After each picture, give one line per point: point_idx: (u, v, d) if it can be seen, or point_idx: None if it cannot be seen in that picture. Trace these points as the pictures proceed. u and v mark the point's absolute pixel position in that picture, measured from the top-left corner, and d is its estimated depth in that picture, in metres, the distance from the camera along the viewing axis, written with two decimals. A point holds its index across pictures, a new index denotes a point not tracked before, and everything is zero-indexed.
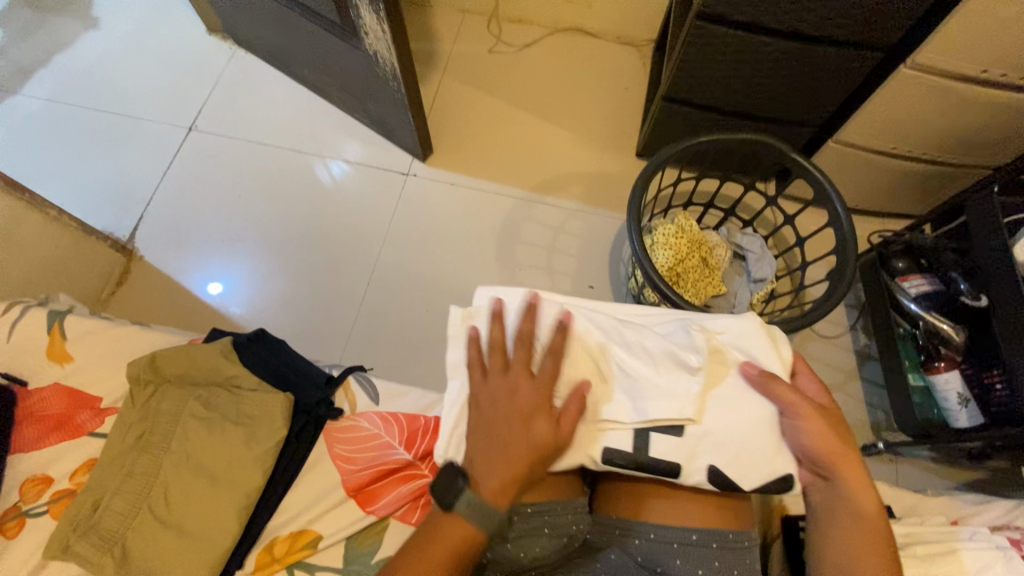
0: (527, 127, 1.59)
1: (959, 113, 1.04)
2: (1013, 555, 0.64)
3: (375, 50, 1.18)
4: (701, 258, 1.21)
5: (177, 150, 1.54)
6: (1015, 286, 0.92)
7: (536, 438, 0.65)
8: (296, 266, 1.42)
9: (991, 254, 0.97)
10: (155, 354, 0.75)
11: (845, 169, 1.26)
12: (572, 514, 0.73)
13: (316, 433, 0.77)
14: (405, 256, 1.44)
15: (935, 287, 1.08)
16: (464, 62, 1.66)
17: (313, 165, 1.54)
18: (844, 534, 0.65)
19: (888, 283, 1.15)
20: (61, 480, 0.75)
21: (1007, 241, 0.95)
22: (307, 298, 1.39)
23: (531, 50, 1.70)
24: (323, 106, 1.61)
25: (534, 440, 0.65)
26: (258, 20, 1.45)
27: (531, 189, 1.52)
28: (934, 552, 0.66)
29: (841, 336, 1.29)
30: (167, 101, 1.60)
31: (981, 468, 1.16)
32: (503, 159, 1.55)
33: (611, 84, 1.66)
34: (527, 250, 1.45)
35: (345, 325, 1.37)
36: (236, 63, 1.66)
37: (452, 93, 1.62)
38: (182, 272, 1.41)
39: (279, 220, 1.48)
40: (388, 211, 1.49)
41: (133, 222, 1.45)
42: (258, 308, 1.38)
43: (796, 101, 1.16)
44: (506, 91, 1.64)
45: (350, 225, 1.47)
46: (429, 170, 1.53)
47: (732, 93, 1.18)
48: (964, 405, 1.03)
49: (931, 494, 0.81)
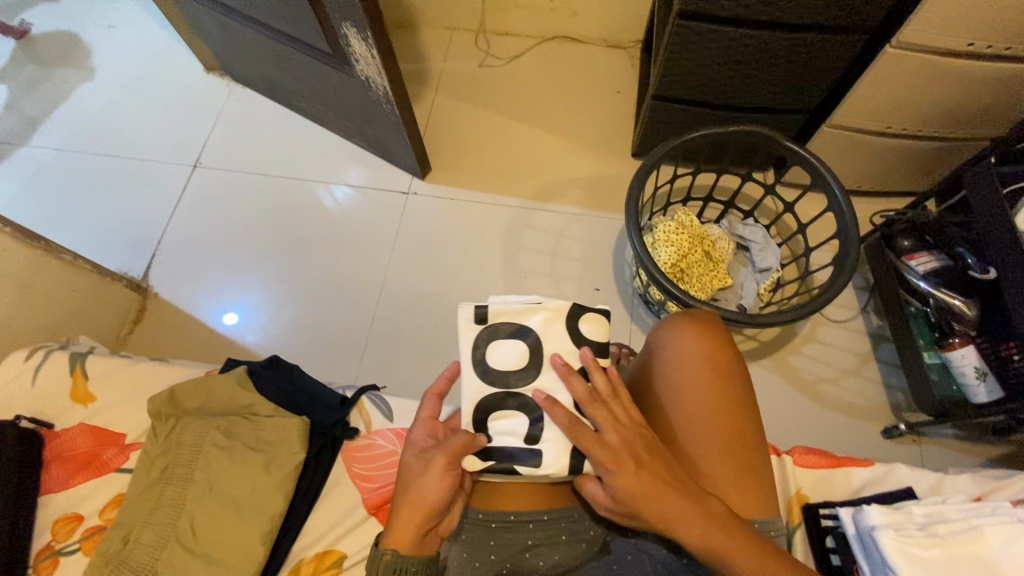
0: (522, 137, 1.61)
1: (949, 88, 1.04)
2: None
3: (367, 76, 1.21)
4: (704, 252, 1.21)
5: (183, 188, 1.58)
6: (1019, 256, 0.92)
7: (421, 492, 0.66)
8: (307, 292, 1.45)
9: (994, 226, 0.96)
10: (174, 388, 0.78)
11: (842, 152, 1.26)
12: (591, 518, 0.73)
13: (334, 455, 0.78)
14: (411, 273, 1.46)
15: (942, 263, 1.08)
16: (455, 79, 1.69)
17: (317, 192, 1.57)
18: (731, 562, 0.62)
19: (896, 262, 1.14)
20: (92, 517, 0.77)
21: (1008, 211, 0.95)
22: (318, 323, 1.41)
23: (521, 61, 1.72)
24: (321, 134, 1.64)
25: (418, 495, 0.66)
26: (253, 57, 1.49)
27: (530, 197, 1.53)
28: (956, 531, 0.64)
29: (853, 319, 1.28)
30: (170, 140, 1.64)
31: (1007, 442, 1.15)
32: (501, 170, 1.57)
33: (602, 87, 1.68)
34: (531, 258, 1.46)
35: (357, 346, 1.39)
36: (234, 98, 1.70)
37: (446, 110, 1.65)
38: (196, 306, 1.44)
39: (286, 248, 1.50)
40: (391, 230, 1.51)
41: (146, 260, 1.49)
42: (272, 336, 1.40)
43: (785, 91, 1.17)
44: (499, 104, 1.66)
45: (355, 247, 1.50)
46: (428, 187, 1.56)
47: (721, 87, 1.19)
48: (981, 379, 1.02)
49: (952, 472, 0.80)
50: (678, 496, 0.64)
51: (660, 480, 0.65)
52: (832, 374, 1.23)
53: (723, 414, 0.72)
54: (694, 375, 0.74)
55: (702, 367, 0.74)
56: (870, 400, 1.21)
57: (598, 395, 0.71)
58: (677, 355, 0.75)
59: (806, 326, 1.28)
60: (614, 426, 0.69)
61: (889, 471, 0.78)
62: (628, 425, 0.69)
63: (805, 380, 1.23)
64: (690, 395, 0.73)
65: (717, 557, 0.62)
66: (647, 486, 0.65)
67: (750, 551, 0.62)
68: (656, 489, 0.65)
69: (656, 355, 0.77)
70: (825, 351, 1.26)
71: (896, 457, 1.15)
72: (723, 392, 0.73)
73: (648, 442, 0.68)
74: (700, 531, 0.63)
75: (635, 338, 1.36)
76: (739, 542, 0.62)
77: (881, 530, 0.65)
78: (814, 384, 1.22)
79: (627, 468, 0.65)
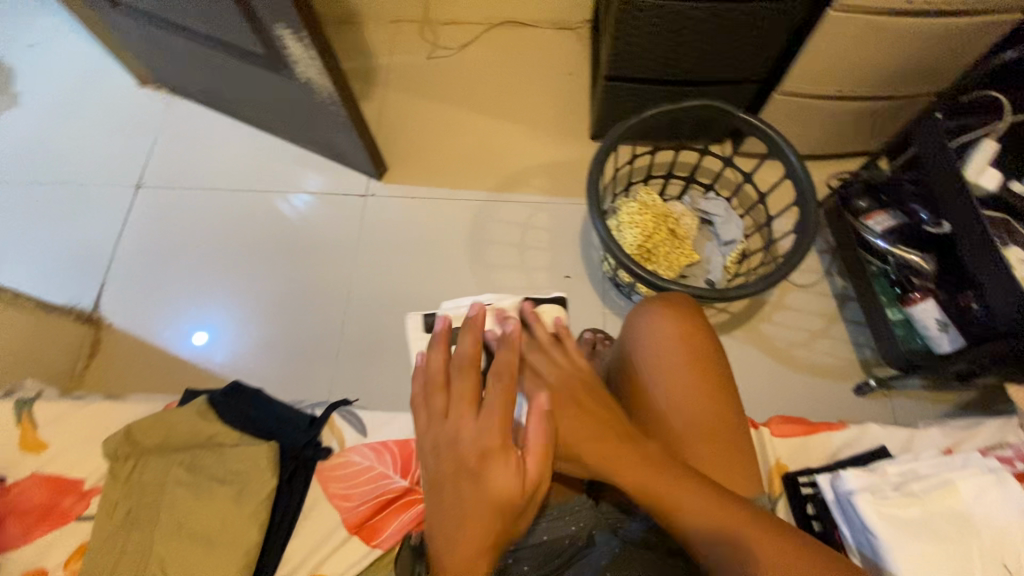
0: (478, 127, 1.58)
1: (891, 47, 1.05)
2: (1006, 475, 0.65)
3: (308, 78, 1.16)
4: (667, 231, 1.22)
5: (128, 210, 1.51)
6: (968, 208, 0.94)
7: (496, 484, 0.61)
8: (271, 307, 1.40)
9: (944, 181, 0.98)
10: (130, 427, 0.74)
11: (794, 118, 1.27)
12: (570, 514, 0.71)
13: (309, 477, 0.76)
14: (378, 277, 1.42)
15: (897, 221, 1.10)
16: (404, 73, 1.64)
17: (271, 202, 1.51)
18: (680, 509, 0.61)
19: (854, 223, 1.17)
20: (56, 571, 0.73)
21: (956, 165, 0.97)
22: (285, 337, 1.37)
23: (470, 49, 1.68)
24: (270, 141, 1.58)
25: (494, 489, 0.61)
26: (187, 66, 1.42)
27: (492, 188, 1.51)
28: (931, 486, 0.66)
29: (818, 282, 1.30)
30: (109, 161, 1.56)
31: (972, 387, 1.19)
32: (459, 163, 1.54)
33: (554, 70, 1.66)
34: (498, 251, 1.44)
35: (329, 357, 1.35)
36: (173, 111, 1.62)
37: (398, 106, 1.60)
38: (154, 333, 1.38)
39: (244, 263, 1.45)
40: (353, 235, 1.47)
41: (95, 290, 1.42)
42: (238, 356, 1.35)
43: (734, 62, 1.17)
44: (451, 95, 1.62)
45: (317, 256, 1.45)
46: (387, 187, 1.52)
47: (670, 63, 1.18)
48: (943, 330, 1.04)
49: (922, 426, 0.82)
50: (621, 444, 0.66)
51: (602, 424, 0.68)
52: (803, 338, 1.25)
53: (698, 385, 0.72)
54: (663, 349, 0.74)
55: (670, 341, 0.74)
56: (841, 360, 1.24)
57: (540, 342, 0.77)
58: (649, 333, 0.76)
59: (774, 293, 1.30)
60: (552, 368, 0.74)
61: (863, 431, 0.80)
62: (574, 372, 0.73)
63: (778, 346, 1.25)
64: (656, 366, 0.74)
65: (655, 501, 0.62)
66: (592, 433, 0.67)
67: (690, 493, 0.61)
68: (587, 426, 0.68)
69: (627, 334, 0.78)
70: (794, 316, 1.27)
71: (869, 412, 1.18)
72: (692, 366, 0.73)
73: (590, 390, 0.71)
74: (636, 481, 0.64)
75: (609, 321, 1.36)
76: (680, 483, 0.62)
77: (858, 494, 0.66)
78: (788, 350, 1.24)
79: (570, 412, 0.69)
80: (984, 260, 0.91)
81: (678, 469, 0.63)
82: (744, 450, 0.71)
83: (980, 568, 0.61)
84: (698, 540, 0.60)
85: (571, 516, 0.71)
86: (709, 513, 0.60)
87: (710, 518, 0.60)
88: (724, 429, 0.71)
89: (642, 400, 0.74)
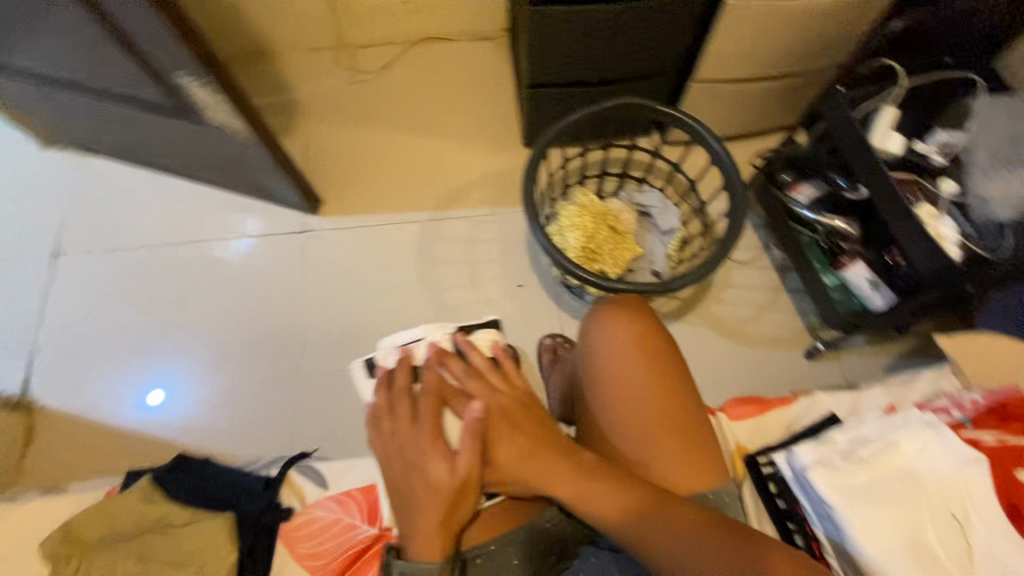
0: (410, 148, 1.56)
1: (790, 30, 1.10)
2: (941, 426, 0.69)
3: (220, 122, 1.12)
4: (608, 228, 1.24)
5: (47, 283, 1.41)
6: (879, 174, 0.99)
7: (434, 475, 0.72)
8: (218, 361, 1.34)
9: (855, 150, 1.03)
10: (71, 523, 0.71)
11: (713, 103, 1.31)
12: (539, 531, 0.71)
13: (271, 542, 0.74)
14: (327, 314, 1.39)
15: (820, 191, 1.15)
16: (327, 102, 1.61)
17: (203, 252, 1.45)
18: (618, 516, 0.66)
19: (781, 197, 1.20)
20: None
21: (862, 134, 1.02)
22: (238, 391, 1.32)
23: (390, 70, 1.66)
24: (193, 188, 1.51)
25: (432, 476, 0.72)
26: (90, 123, 1.34)
27: (432, 208, 1.49)
28: (876, 450, 0.69)
29: (758, 257, 1.35)
30: (20, 233, 1.46)
31: (910, 336, 1.25)
32: (395, 187, 1.52)
33: (479, 81, 1.66)
34: (447, 270, 1.42)
35: (287, 404, 1.30)
36: (84, 170, 1.53)
37: (325, 137, 1.57)
38: (94, 409, 1.29)
39: (183, 320, 1.38)
40: (295, 274, 1.42)
41: (22, 372, 1.32)
42: (189, 419, 1.29)
43: (648, 57, 1.19)
44: (378, 119, 1.60)
45: (260, 301, 1.40)
46: (324, 221, 1.48)
47: (588, 65, 1.19)
48: (875, 288, 1.08)
49: (867, 385, 0.86)
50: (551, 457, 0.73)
51: (532, 433, 0.76)
52: (751, 313, 1.30)
53: (655, 384, 0.72)
54: (616, 356, 0.74)
55: (622, 348, 0.74)
56: (789, 329, 1.28)
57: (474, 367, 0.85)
58: (607, 336, 0.76)
59: (719, 274, 1.33)
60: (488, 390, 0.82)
61: (812, 401, 0.83)
62: (506, 395, 0.81)
63: (729, 325, 1.28)
64: (610, 373, 0.74)
65: (588, 510, 0.68)
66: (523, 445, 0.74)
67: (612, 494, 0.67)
68: (522, 433, 0.76)
69: (582, 342, 0.78)
70: (741, 293, 1.32)
71: (822, 375, 1.24)
72: (647, 369, 0.73)
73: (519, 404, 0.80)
74: (572, 491, 0.69)
75: (566, 324, 1.36)
76: (616, 488, 0.68)
77: (811, 470, 0.68)
78: (739, 328, 1.28)
79: (503, 430, 0.76)
80: (902, 220, 0.96)
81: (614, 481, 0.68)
82: (707, 440, 0.72)
83: (931, 522, 0.65)
84: (645, 542, 0.64)
85: (539, 532, 0.71)
86: (644, 516, 0.65)
87: (649, 520, 0.64)
88: (678, 428, 0.71)
89: (599, 409, 0.74)
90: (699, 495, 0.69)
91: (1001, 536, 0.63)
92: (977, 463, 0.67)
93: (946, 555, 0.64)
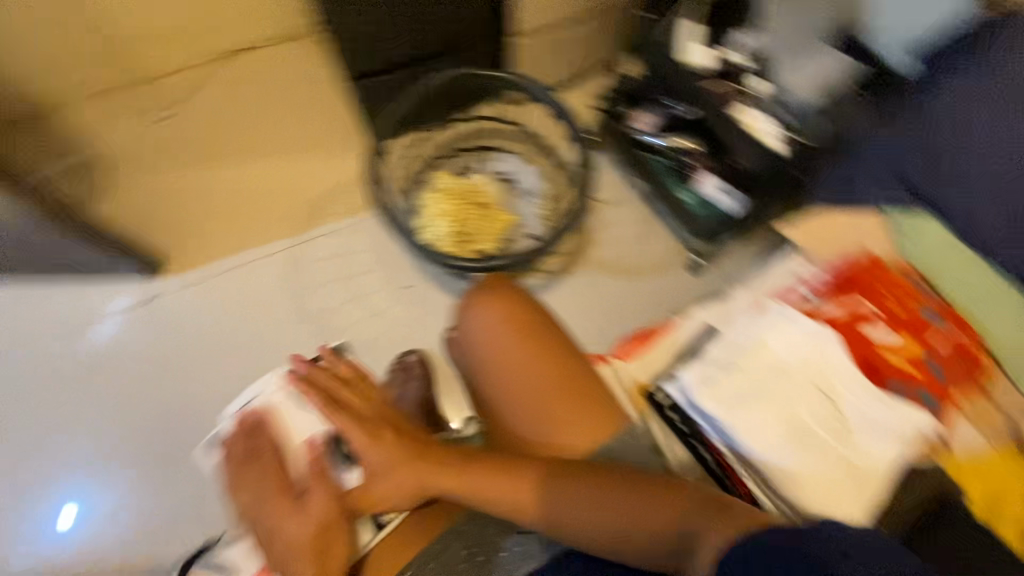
0: (240, 170, 1.35)
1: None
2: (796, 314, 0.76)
3: None
4: (473, 207, 1.21)
5: None
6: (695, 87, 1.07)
7: (296, 533, 0.76)
8: (87, 476, 1.15)
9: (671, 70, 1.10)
10: None
11: (542, 54, 1.27)
12: (454, 542, 0.70)
13: None
14: (200, 382, 1.21)
15: (657, 116, 1.19)
16: (125, 145, 1.37)
17: (26, 357, 1.21)
18: (522, 501, 0.67)
19: (624, 129, 1.24)
20: None
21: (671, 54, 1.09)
22: (122, 502, 1.14)
23: (187, 85, 1.41)
24: None
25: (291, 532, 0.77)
26: None
27: (287, 232, 1.31)
28: (746, 352, 0.74)
29: (624, 189, 1.39)
30: None
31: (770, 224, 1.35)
32: (235, 220, 1.32)
33: (293, 77, 1.43)
34: (323, 293, 1.28)
35: (185, 498, 1.14)
36: None
37: (138, 185, 1.35)
38: None
39: (29, 443, 1.17)
40: (148, 351, 1.23)
41: None
42: (76, 548, 1.12)
43: (455, 18, 1.11)
44: (192, 148, 1.37)
45: (115, 393, 1.20)
46: (164, 282, 1.27)
47: (407, 42, 1.12)
48: (726, 193, 1.12)
49: (738, 285, 0.90)
50: (437, 471, 0.72)
51: (406, 450, 0.75)
52: (630, 246, 1.35)
53: (536, 357, 0.71)
54: (494, 338, 0.73)
55: (499, 329, 0.73)
56: (667, 250, 1.34)
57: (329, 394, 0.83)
58: (479, 323, 0.74)
59: (593, 217, 1.37)
60: (364, 412, 0.80)
61: (697, 322, 0.83)
62: (372, 418, 0.79)
63: (613, 263, 1.33)
64: (495, 357, 0.72)
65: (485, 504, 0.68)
66: (404, 463, 0.74)
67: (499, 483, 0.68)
68: (395, 454, 0.75)
69: (461, 335, 0.76)
70: (616, 230, 1.36)
71: (704, 283, 1.32)
72: (525, 342, 0.72)
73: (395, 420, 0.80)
74: (470, 490, 0.69)
75: None
76: (513, 478, 0.68)
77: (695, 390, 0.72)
78: (624, 263, 1.33)
79: (366, 461, 0.76)
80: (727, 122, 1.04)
81: (512, 470, 0.68)
82: (602, 395, 0.71)
83: (804, 402, 0.71)
84: (547, 518, 0.66)
85: (455, 544, 0.70)
86: (546, 497, 0.66)
87: (548, 499, 0.66)
88: (569, 395, 0.70)
89: (492, 396, 0.73)
90: (611, 449, 0.69)
91: (863, 395, 0.71)
92: (829, 338, 0.74)
93: (825, 429, 0.70)
